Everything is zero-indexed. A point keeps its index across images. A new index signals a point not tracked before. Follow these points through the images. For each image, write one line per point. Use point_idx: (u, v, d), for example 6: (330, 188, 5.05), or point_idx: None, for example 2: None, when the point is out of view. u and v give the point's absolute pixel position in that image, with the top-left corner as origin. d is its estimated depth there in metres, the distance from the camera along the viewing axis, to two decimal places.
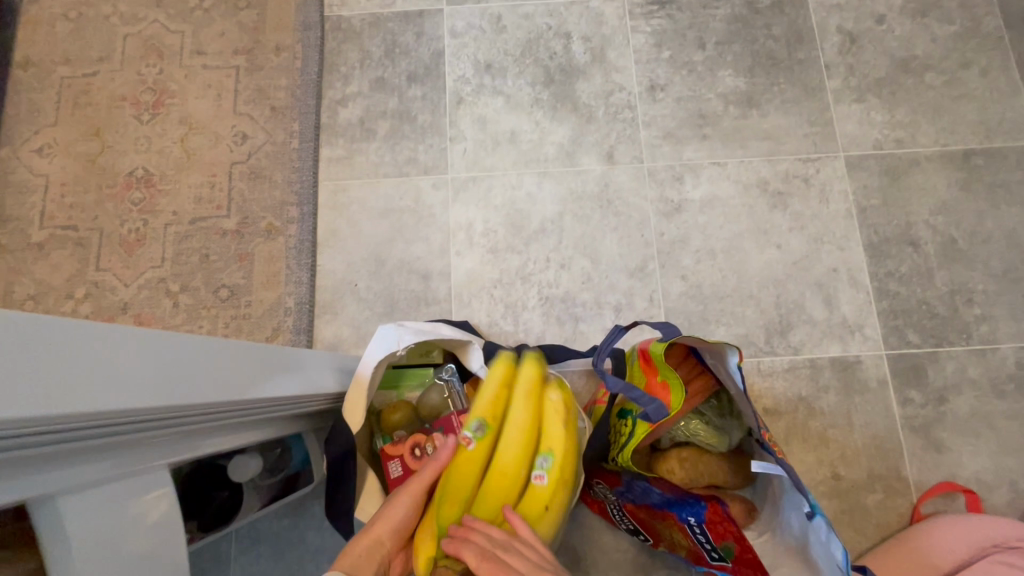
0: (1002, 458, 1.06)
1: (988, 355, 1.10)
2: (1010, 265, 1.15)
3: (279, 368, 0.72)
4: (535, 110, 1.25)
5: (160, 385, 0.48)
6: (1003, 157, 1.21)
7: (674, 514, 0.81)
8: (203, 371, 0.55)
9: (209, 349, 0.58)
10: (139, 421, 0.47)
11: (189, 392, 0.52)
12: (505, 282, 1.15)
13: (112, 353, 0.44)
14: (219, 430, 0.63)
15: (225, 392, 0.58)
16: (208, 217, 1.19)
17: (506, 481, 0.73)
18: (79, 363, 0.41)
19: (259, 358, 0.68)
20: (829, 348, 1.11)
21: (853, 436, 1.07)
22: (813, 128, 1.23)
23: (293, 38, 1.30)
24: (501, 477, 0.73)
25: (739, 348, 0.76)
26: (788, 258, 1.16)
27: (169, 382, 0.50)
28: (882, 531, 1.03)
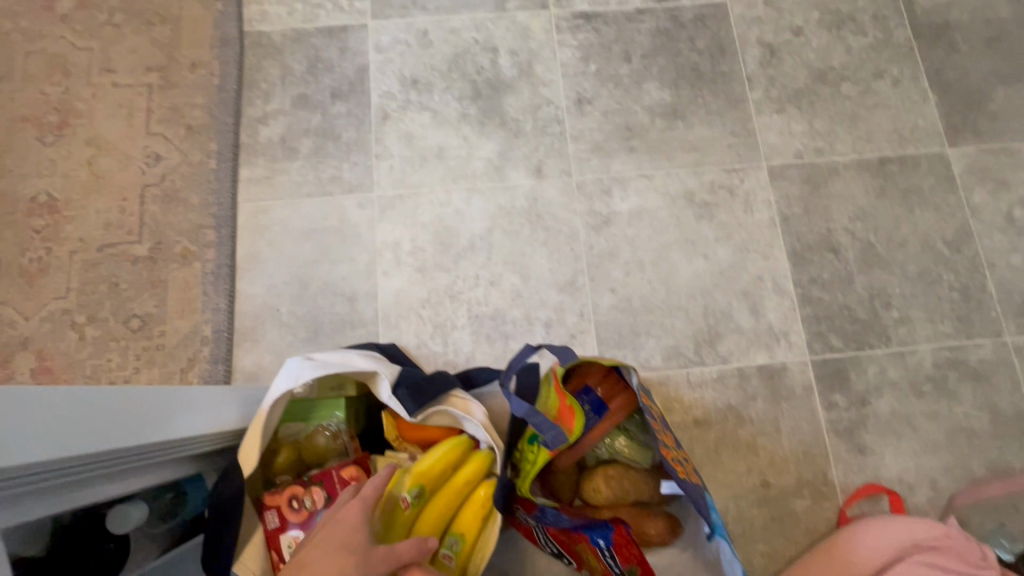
0: (921, 457, 1.08)
1: (907, 357, 1.13)
2: (925, 268, 1.19)
3: (184, 407, 0.72)
4: (463, 125, 1.23)
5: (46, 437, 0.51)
6: (916, 163, 1.25)
7: (586, 535, 0.81)
8: (104, 419, 0.59)
9: (117, 400, 0.62)
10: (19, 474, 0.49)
11: (85, 440, 0.56)
12: (433, 301, 1.13)
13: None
14: (118, 474, 0.62)
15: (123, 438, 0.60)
16: (118, 244, 1.13)
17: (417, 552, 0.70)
18: None
19: (167, 400, 0.70)
20: (756, 357, 1.12)
21: (781, 443, 1.08)
22: (737, 139, 1.25)
23: (210, 54, 1.25)
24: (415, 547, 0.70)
25: (637, 371, 0.81)
26: (714, 268, 1.17)
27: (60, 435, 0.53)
28: (810, 536, 1.04)
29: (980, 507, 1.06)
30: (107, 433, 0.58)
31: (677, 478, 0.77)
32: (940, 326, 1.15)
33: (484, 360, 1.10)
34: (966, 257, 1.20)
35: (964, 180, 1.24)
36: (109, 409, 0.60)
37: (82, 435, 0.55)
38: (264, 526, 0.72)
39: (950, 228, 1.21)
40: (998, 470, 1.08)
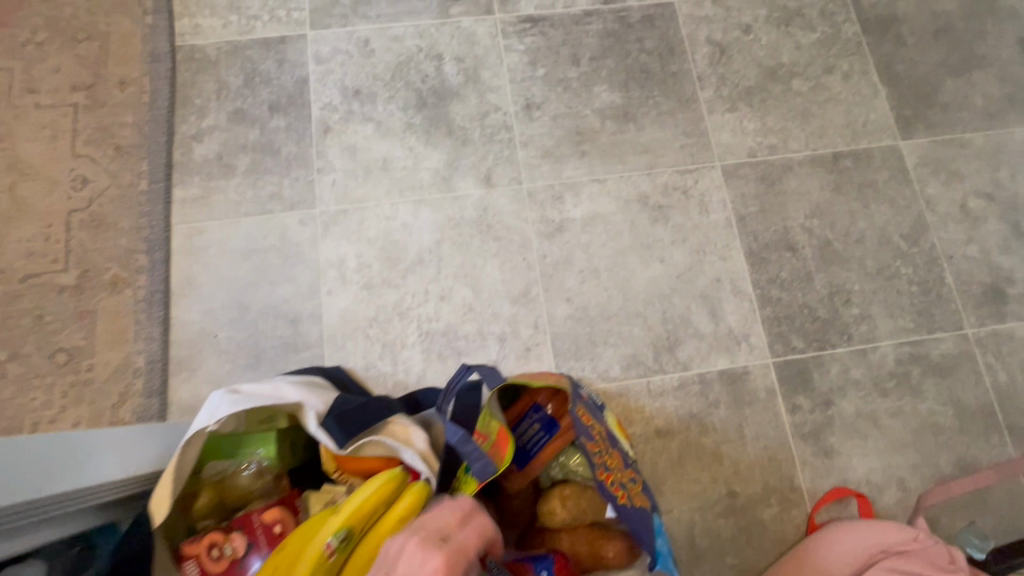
0: (888, 457, 1.06)
1: (869, 354, 1.11)
2: (883, 263, 1.17)
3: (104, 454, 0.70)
4: (408, 135, 1.19)
5: None
6: (869, 157, 1.24)
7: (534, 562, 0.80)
8: (46, 460, 0.61)
9: (43, 449, 0.63)
10: None
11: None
12: (382, 319, 1.08)
13: None
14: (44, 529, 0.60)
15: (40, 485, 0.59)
16: (43, 274, 1.06)
17: None
18: None
19: (84, 448, 0.68)
20: (717, 361, 1.09)
21: (745, 450, 1.05)
22: (689, 140, 1.22)
23: (139, 71, 1.19)
24: None
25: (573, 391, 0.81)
26: (671, 272, 1.14)
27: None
28: (779, 546, 1.01)
29: (949, 505, 1.04)
30: (21, 482, 0.57)
31: (619, 506, 0.79)
32: (901, 321, 1.13)
33: (436, 378, 1.05)
34: (923, 250, 1.18)
35: (918, 173, 1.23)
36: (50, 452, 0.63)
37: (20, 479, 0.57)
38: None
39: (906, 222, 1.20)
40: (966, 466, 1.06)
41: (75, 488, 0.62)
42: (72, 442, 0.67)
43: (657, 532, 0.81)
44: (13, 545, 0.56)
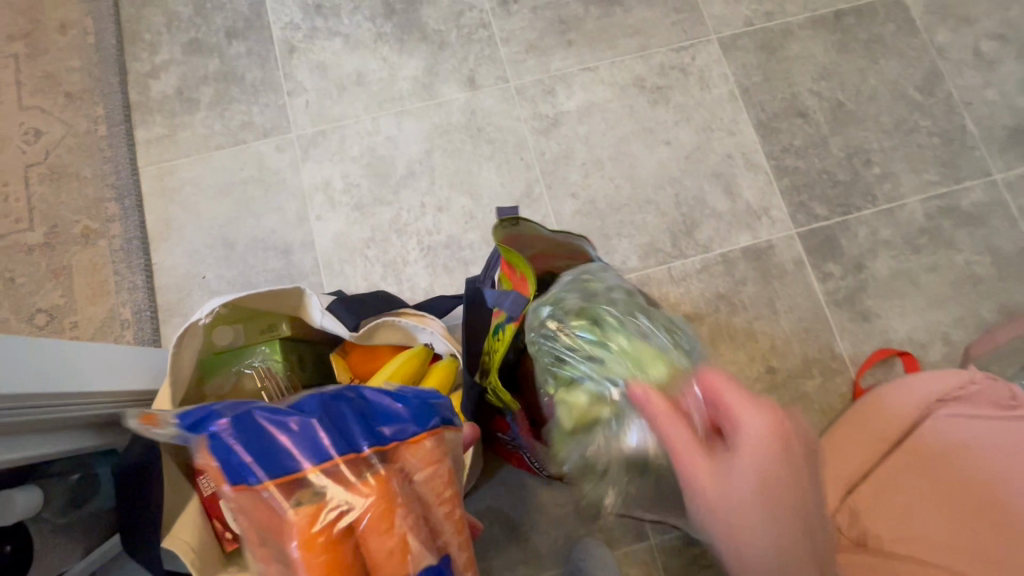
0: (930, 314, 1.01)
1: (897, 213, 1.05)
2: (900, 118, 1.10)
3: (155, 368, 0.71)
4: (380, 46, 1.10)
5: (39, 376, 0.51)
6: (872, 12, 1.16)
7: None
8: (103, 360, 0.62)
9: (109, 353, 0.64)
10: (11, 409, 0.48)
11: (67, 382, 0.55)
12: (379, 239, 1.01)
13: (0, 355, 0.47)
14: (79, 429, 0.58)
15: (94, 387, 0.58)
16: (8, 235, 0.98)
17: None
18: None
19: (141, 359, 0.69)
20: (738, 239, 1.02)
21: (780, 324, 0.99)
22: (681, 15, 1.14)
23: (79, 12, 1.09)
24: None
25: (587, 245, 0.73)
26: (678, 153, 1.07)
27: (51, 378, 0.53)
28: (827, 417, 0.95)
29: (998, 354, 0.99)
30: (85, 379, 0.57)
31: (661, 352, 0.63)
32: (926, 175, 1.07)
33: (444, 292, 0.99)
34: (940, 99, 1.11)
35: (926, 22, 1.16)
36: (56, 355, 0.55)
37: (84, 374, 0.58)
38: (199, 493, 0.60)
39: (920, 73, 1.13)
40: (1010, 312, 1.01)
41: (116, 397, 0.61)
42: (72, 350, 0.57)
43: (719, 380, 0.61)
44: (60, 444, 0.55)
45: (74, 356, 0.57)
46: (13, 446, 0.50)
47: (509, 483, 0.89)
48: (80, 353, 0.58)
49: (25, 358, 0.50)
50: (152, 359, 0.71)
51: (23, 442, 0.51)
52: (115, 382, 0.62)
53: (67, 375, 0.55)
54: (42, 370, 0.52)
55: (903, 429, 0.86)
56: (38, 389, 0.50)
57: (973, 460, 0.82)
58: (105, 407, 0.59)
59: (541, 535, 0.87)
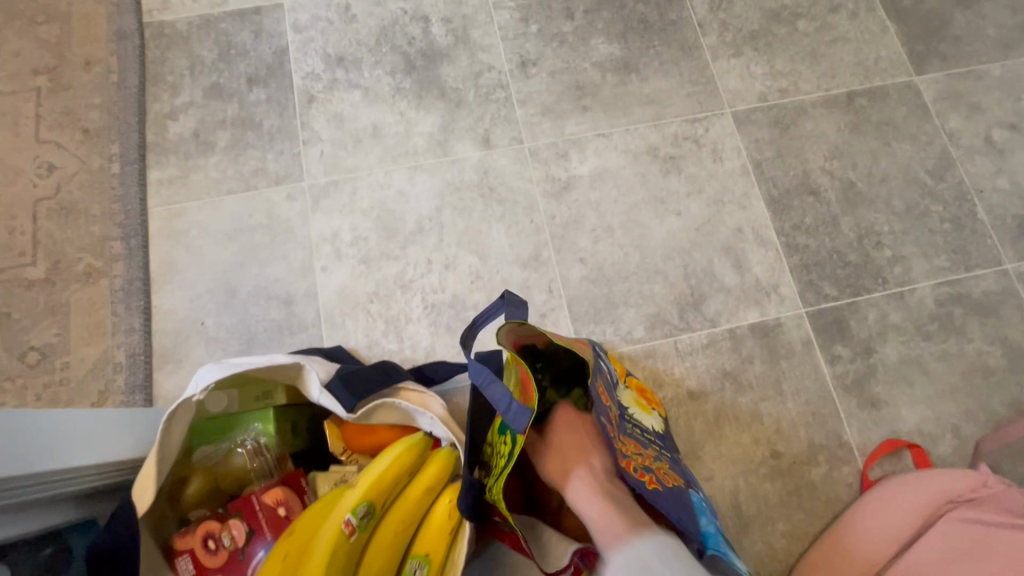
0: (939, 404, 0.98)
1: (907, 297, 1.04)
2: (911, 202, 1.10)
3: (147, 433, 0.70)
4: (398, 100, 1.11)
5: (26, 454, 0.50)
6: (885, 95, 1.17)
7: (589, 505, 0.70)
8: (95, 430, 0.61)
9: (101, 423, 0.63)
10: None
11: (57, 457, 0.54)
12: (382, 294, 0.99)
13: None
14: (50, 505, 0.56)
15: (86, 461, 0.57)
16: (9, 268, 0.97)
17: None
18: None
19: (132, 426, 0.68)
20: (747, 315, 1.01)
21: (786, 406, 0.97)
22: (696, 87, 1.16)
23: (105, 51, 1.11)
24: None
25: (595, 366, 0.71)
26: (689, 225, 1.06)
27: (40, 454, 0.52)
28: (834, 508, 0.92)
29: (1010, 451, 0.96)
30: (76, 452, 0.56)
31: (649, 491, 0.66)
32: (937, 260, 1.06)
33: (446, 353, 0.97)
34: (951, 185, 1.12)
35: (937, 108, 1.17)
36: (35, 431, 0.53)
37: (75, 447, 0.57)
38: None
39: (931, 158, 1.14)
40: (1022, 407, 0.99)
41: (106, 471, 0.60)
42: (54, 422, 0.56)
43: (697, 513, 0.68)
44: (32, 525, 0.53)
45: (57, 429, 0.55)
46: None
47: None
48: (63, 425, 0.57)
49: (12, 439, 0.49)
50: (143, 424, 0.70)
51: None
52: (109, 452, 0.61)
53: (50, 452, 0.53)
54: (23, 450, 0.50)
55: (918, 526, 0.83)
56: (17, 474, 0.49)
57: (994, 570, 0.78)
58: (86, 481, 0.57)
59: None
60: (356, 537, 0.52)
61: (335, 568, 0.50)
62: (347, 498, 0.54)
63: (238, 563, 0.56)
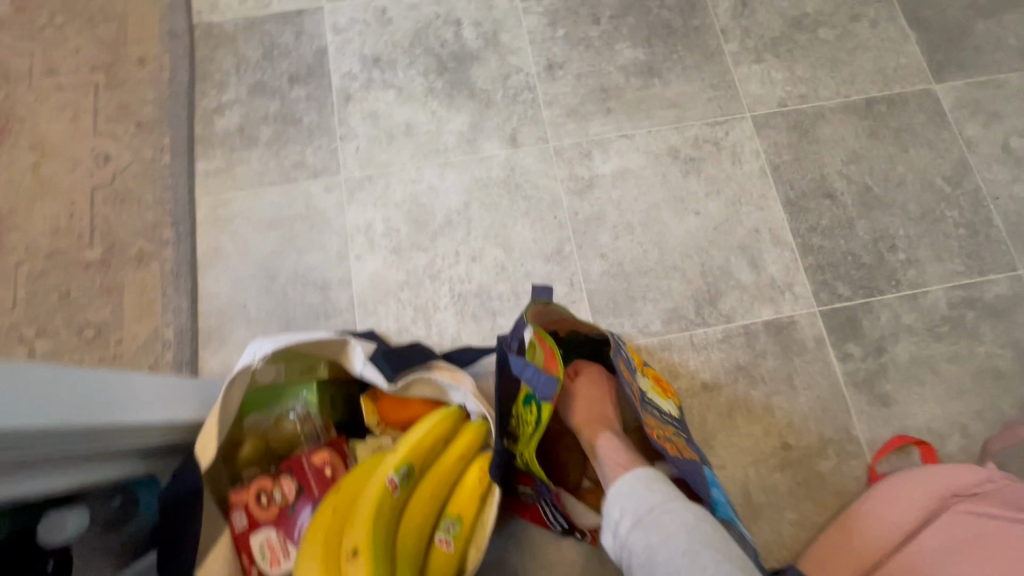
0: (949, 403, 1.01)
1: (920, 299, 1.07)
2: (927, 207, 1.13)
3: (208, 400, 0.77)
4: (430, 100, 1.17)
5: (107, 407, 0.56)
6: (903, 102, 1.20)
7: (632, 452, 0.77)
8: (165, 393, 0.67)
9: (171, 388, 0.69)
10: (76, 438, 0.52)
11: (132, 412, 0.60)
12: (412, 283, 1.05)
13: (74, 388, 0.53)
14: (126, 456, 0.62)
15: (155, 419, 0.63)
16: (68, 250, 1.05)
17: (407, 551, 0.56)
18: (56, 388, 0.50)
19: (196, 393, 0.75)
20: (761, 312, 1.05)
21: (798, 401, 1.00)
22: (718, 92, 1.20)
23: (159, 49, 1.18)
24: (406, 542, 0.57)
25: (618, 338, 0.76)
26: (707, 224, 1.10)
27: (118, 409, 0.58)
28: (841, 500, 0.95)
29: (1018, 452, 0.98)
30: (147, 410, 0.62)
31: (668, 455, 0.71)
32: (951, 264, 1.09)
33: (471, 340, 1.02)
34: (967, 191, 1.14)
35: (956, 115, 1.19)
36: (116, 389, 0.59)
37: (148, 405, 0.63)
38: (231, 529, 0.63)
39: (948, 164, 1.16)
40: None
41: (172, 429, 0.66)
42: (130, 384, 0.62)
43: (713, 483, 0.72)
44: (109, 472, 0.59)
45: (134, 390, 0.62)
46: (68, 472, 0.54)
47: (518, 537, 0.90)
48: (138, 387, 0.63)
49: (95, 393, 0.55)
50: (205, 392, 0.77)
51: (79, 468, 0.56)
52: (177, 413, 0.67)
53: (128, 408, 0.59)
54: (103, 405, 0.56)
55: (923, 513, 0.86)
56: (102, 425, 0.54)
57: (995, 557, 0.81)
58: (151, 438, 0.63)
59: None
60: (399, 494, 0.57)
61: (381, 518, 0.55)
62: (389, 460, 0.59)
63: (287, 518, 0.62)
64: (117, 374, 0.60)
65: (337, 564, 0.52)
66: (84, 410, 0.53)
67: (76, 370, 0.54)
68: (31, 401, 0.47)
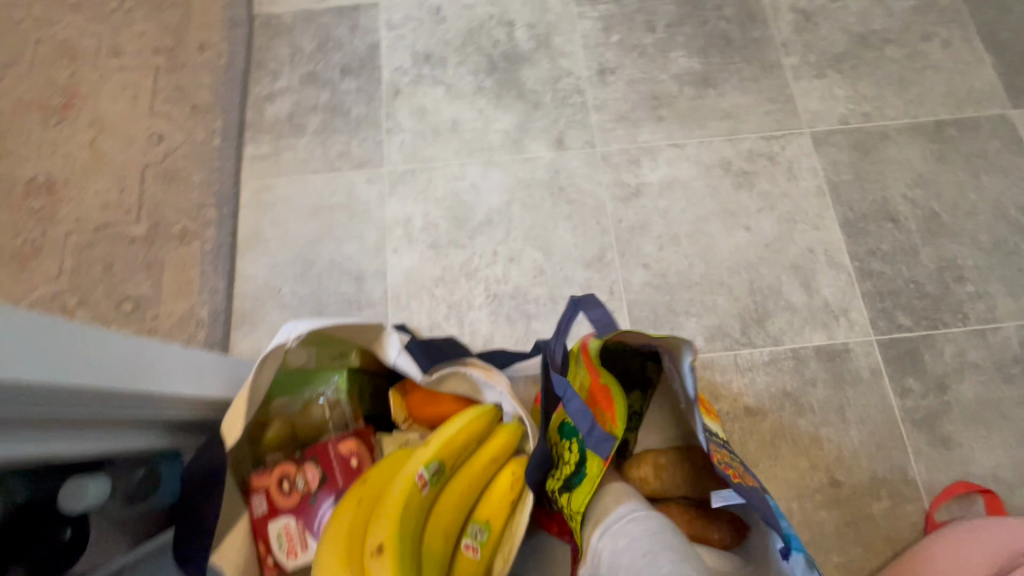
0: (1020, 451, 0.92)
1: (989, 335, 0.99)
2: (999, 237, 1.05)
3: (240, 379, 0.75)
4: (478, 98, 1.16)
5: (133, 374, 0.54)
6: (976, 126, 1.13)
7: None
8: (199, 367, 0.66)
9: (205, 362, 0.68)
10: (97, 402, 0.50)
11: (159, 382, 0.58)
12: (448, 280, 1.03)
13: (100, 350, 0.51)
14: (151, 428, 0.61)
15: (181, 391, 0.61)
16: (115, 224, 1.07)
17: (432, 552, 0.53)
18: (82, 349, 0.49)
19: (229, 370, 0.74)
20: (813, 336, 0.98)
21: (849, 434, 0.93)
22: (775, 105, 1.15)
23: (219, 37, 1.21)
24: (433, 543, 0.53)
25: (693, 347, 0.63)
26: (758, 240, 1.05)
27: (144, 377, 0.56)
28: (894, 546, 0.87)
29: None
30: (174, 381, 0.61)
31: (731, 483, 0.60)
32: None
33: (504, 343, 0.99)
34: None
35: None
36: (147, 358, 0.58)
37: (177, 377, 0.61)
38: (250, 513, 0.61)
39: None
40: None
41: (200, 404, 0.65)
42: (153, 352, 0.59)
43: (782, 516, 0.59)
44: (134, 442, 0.58)
45: (155, 359, 0.59)
46: (87, 439, 0.52)
47: None
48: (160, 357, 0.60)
49: (123, 359, 0.54)
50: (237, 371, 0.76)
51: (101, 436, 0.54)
52: (208, 388, 0.66)
53: (146, 376, 0.56)
54: (130, 372, 0.54)
55: (992, 569, 0.78)
56: (124, 389, 0.53)
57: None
58: (171, 411, 0.60)
59: None
60: (429, 490, 0.54)
61: (411, 516, 0.51)
62: (420, 453, 0.56)
63: (308, 507, 0.60)
64: (133, 339, 0.57)
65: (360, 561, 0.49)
66: (108, 375, 0.51)
67: (103, 333, 0.53)
68: (36, 351, 0.44)
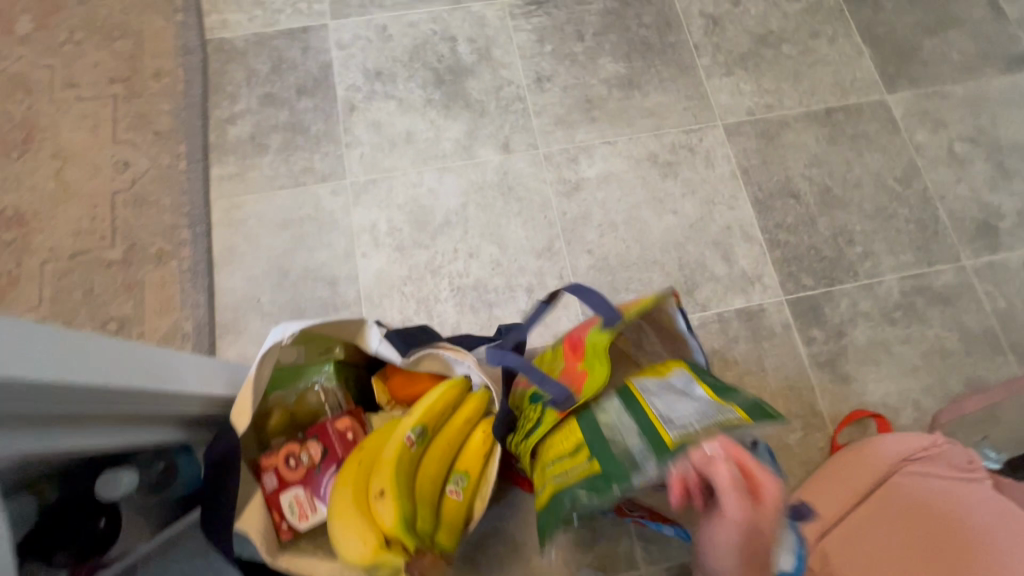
0: (902, 381, 1.12)
1: (875, 288, 1.18)
2: (881, 205, 1.25)
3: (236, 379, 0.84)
4: (428, 110, 1.27)
5: (146, 377, 0.61)
6: (859, 111, 1.33)
7: None
8: (202, 368, 0.75)
9: (206, 364, 0.76)
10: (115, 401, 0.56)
11: (168, 383, 0.65)
12: (415, 278, 1.14)
13: (117, 356, 0.57)
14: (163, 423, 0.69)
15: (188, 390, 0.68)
16: (91, 250, 1.12)
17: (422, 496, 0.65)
18: (103, 355, 0.55)
19: (227, 371, 0.82)
20: (734, 301, 1.15)
21: (767, 380, 1.10)
22: (692, 102, 1.31)
23: (174, 63, 1.27)
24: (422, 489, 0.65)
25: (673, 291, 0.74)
26: (684, 221, 1.21)
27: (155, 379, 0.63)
28: (807, 468, 1.06)
29: (962, 423, 1.10)
30: (181, 382, 0.68)
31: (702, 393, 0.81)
32: (902, 256, 1.21)
33: (470, 329, 1.11)
34: (917, 191, 1.26)
35: (906, 123, 1.32)
36: (161, 360, 0.65)
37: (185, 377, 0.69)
38: (262, 489, 0.70)
39: (899, 166, 1.28)
40: (974, 385, 1.12)
41: (206, 401, 0.73)
42: (165, 356, 0.67)
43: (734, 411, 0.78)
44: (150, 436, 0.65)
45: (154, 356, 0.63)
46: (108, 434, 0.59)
47: (516, 507, 0.99)
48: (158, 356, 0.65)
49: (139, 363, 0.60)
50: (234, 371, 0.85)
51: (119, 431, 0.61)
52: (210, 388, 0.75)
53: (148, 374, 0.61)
54: (145, 374, 0.61)
55: (885, 474, 0.96)
56: (139, 389, 0.59)
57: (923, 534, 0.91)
58: (184, 407, 0.69)
59: (541, 557, 0.97)
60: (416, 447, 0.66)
61: (403, 467, 0.63)
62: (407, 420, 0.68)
63: (314, 477, 0.70)
64: (148, 347, 0.63)
65: (366, 505, 0.61)
66: (126, 376, 0.57)
67: (123, 341, 0.59)
68: (65, 357, 0.50)
